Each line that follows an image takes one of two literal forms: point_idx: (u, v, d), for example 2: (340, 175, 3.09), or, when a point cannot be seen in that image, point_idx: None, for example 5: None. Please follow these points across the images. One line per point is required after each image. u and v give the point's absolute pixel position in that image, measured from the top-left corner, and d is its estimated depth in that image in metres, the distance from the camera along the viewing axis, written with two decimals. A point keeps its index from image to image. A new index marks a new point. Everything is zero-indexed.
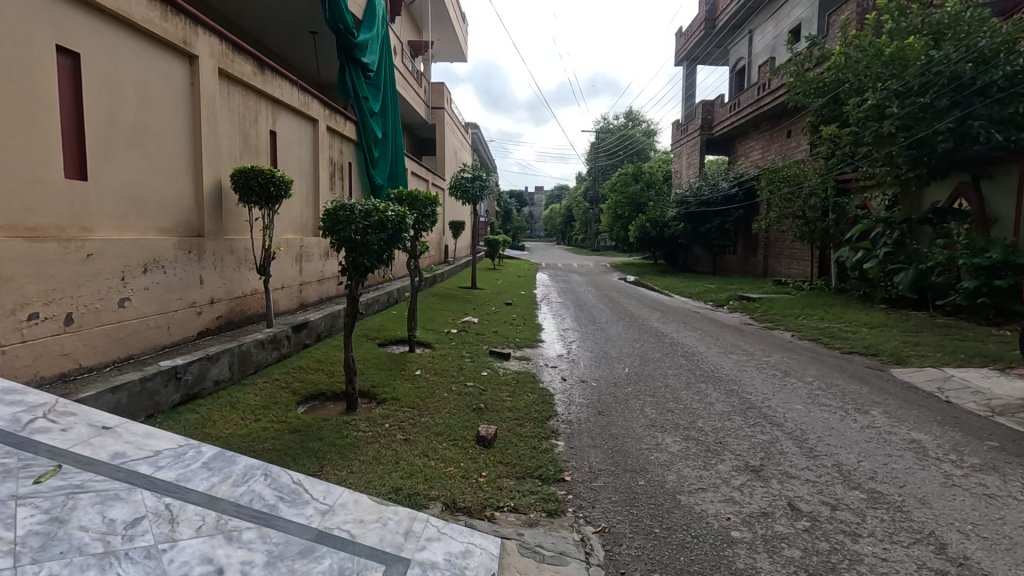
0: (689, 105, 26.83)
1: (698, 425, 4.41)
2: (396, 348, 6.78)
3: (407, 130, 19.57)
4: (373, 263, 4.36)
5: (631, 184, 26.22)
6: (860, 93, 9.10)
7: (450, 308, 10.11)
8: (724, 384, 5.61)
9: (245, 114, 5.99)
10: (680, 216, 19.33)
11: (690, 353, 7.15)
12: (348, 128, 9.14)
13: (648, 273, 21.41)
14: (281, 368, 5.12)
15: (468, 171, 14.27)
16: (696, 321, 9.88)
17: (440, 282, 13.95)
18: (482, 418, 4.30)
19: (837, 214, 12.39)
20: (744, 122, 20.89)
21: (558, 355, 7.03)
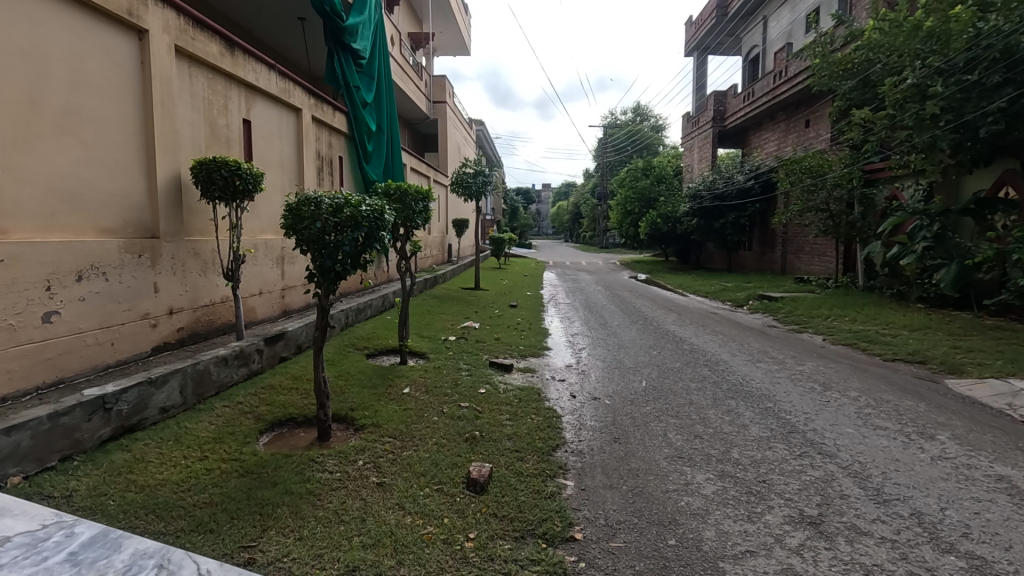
0: (700, 97, 25.93)
1: (734, 457, 3.70)
2: (385, 359, 6.13)
3: (408, 125, 18.88)
4: (345, 266, 3.69)
5: (641, 179, 25.40)
6: (897, 73, 8.29)
7: (449, 312, 9.44)
8: (757, 401, 4.89)
9: (212, 100, 5.33)
10: (692, 211, 18.54)
11: (713, 361, 6.41)
12: (338, 119, 8.49)
13: (659, 270, 20.62)
14: (248, 388, 4.47)
15: (470, 166, 13.57)
16: (715, 324, 9.14)
17: (441, 283, 13.29)
18: (476, 451, 3.62)
19: (864, 206, 11.58)
20: (759, 112, 20.00)
21: (566, 365, 6.33)
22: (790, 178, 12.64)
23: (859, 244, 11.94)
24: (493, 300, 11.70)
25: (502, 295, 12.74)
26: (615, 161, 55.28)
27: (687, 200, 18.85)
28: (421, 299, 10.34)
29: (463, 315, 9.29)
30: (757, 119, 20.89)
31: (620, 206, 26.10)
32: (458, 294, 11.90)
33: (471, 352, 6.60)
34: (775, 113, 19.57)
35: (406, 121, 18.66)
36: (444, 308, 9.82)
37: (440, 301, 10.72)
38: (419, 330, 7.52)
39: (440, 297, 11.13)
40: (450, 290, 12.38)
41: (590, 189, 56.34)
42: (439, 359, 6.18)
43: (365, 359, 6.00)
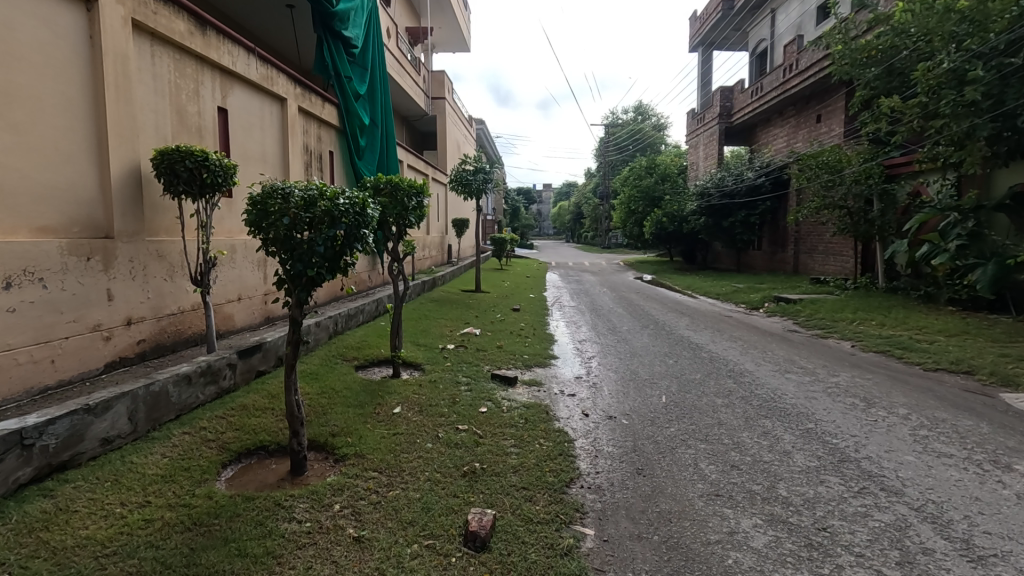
0: (705, 93, 25.32)
1: (781, 495, 3.12)
2: (376, 372, 5.55)
3: (406, 122, 18.31)
4: (322, 270, 3.10)
5: (645, 177, 24.81)
6: (927, 59, 7.72)
7: (448, 317, 8.87)
8: (795, 421, 4.32)
9: (180, 85, 4.76)
10: (700, 210, 17.95)
11: (736, 372, 5.84)
12: (327, 111, 7.92)
13: (665, 271, 20.04)
14: (215, 410, 3.90)
15: (470, 163, 12.98)
16: (731, 328, 8.58)
17: (440, 286, 12.73)
18: (476, 490, 3.05)
19: (885, 203, 10.99)
20: (768, 107, 19.41)
21: (576, 377, 5.75)
22: (806, 174, 12.04)
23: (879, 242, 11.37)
24: (494, 303, 11.13)
25: (504, 297, 12.16)
26: (617, 160, 54.67)
27: (694, 198, 18.27)
28: (419, 304, 9.78)
29: (463, 320, 8.72)
30: (765, 115, 20.28)
31: (624, 205, 25.52)
32: (458, 298, 11.33)
33: (471, 363, 6.03)
34: (785, 108, 18.98)
35: (404, 118, 18.08)
36: (443, 313, 9.25)
37: (438, 304, 10.15)
38: (415, 337, 6.95)
39: (439, 301, 10.56)
40: (450, 293, 11.81)
41: (592, 188, 55.75)
42: (436, 371, 5.62)
43: (355, 371, 5.44)
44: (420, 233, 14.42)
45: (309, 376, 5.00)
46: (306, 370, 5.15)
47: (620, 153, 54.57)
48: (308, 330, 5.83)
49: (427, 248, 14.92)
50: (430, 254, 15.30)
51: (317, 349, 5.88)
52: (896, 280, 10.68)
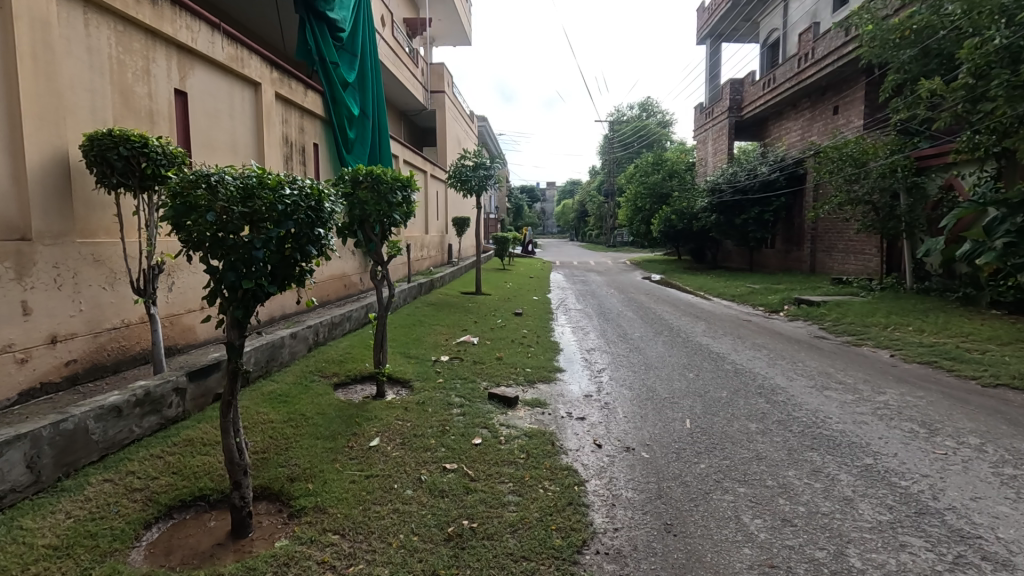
0: (714, 86, 24.53)
1: (855, 567, 2.43)
2: (357, 391, 4.89)
3: (404, 117, 17.63)
4: (263, 280, 2.40)
5: (651, 174, 24.06)
6: (971, 38, 6.98)
7: (443, 323, 8.19)
8: (849, 455, 3.63)
9: (124, 61, 4.09)
10: (711, 206, 17.21)
11: (768, 389, 5.14)
12: (311, 99, 7.24)
13: (674, 271, 19.33)
14: (153, 447, 3.24)
15: (469, 159, 12.29)
16: (751, 334, 7.89)
17: (439, 288, 12.06)
18: (462, 563, 2.38)
19: (914, 198, 10.24)
20: (781, 99, 18.63)
21: (585, 396, 5.07)
22: (827, 167, 11.29)
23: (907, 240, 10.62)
24: (495, 306, 10.47)
25: (506, 300, 11.49)
26: (621, 157, 53.87)
27: (703, 194, 17.56)
28: (414, 308, 9.11)
29: (460, 326, 8.05)
30: (777, 107, 19.51)
31: (630, 203, 24.79)
32: (457, 301, 10.66)
33: (466, 378, 5.35)
34: (799, 100, 18.19)
35: (402, 113, 17.41)
36: (439, 318, 8.59)
37: (435, 308, 9.49)
38: (405, 349, 6.28)
39: (436, 305, 9.88)
40: (448, 296, 11.14)
41: (597, 186, 54.97)
42: (426, 390, 4.95)
43: (333, 391, 4.78)
44: (418, 232, 13.75)
45: (278, 398, 4.34)
46: (276, 391, 4.49)
47: (625, 150, 53.77)
48: (283, 342, 5.16)
49: (425, 248, 14.25)
50: (429, 255, 14.64)
51: (292, 364, 5.22)
52: (927, 282, 9.95)
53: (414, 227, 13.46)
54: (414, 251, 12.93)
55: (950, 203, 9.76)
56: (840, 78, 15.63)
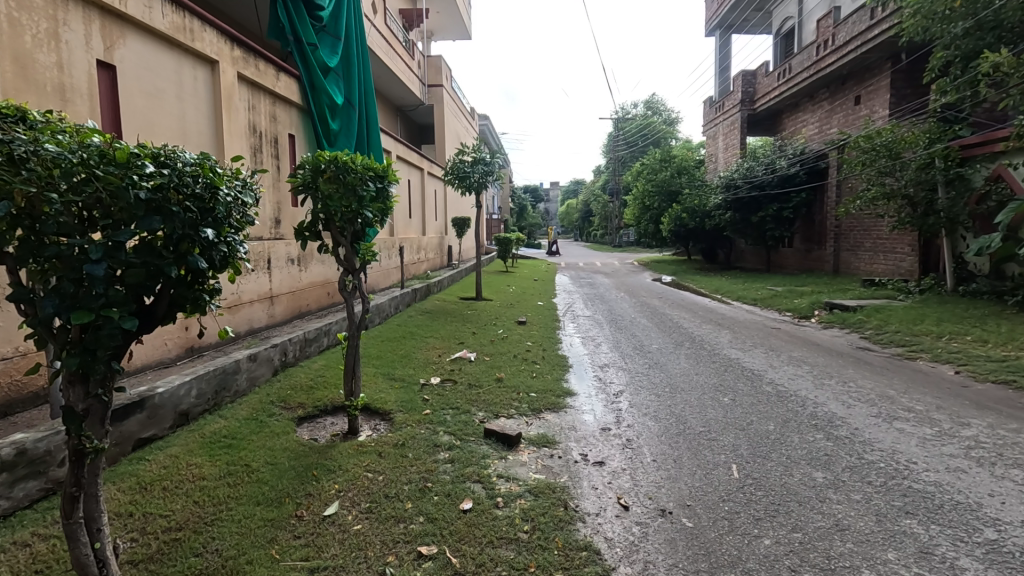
0: (724, 79, 23.58)
1: None
2: (323, 428, 4.02)
3: (400, 113, 16.77)
4: (117, 308, 1.49)
5: (660, 171, 23.11)
6: None
7: (437, 335, 7.34)
8: (960, 523, 2.74)
9: (19, 20, 3.23)
10: (726, 204, 16.30)
11: (823, 420, 4.24)
12: (284, 83, 6.38)
13: (686, 272, 18.43)
14: (21, 529, 2.38)
15: (467, 153, 11.41)
16: (782, 345, 7.01)
17: (436, 294, 11.21)
18: None
19: (957, 191, 9.30)
20: (798, 91, 17.69)
21: (602, 429, 4.19)
22: (857, 159, 10.36)
23: (948, 238, 9.69)
24: (497, 314, 9.62)
25: (508, 306, 10.63)
26: (626, 155, 52.94)
27: (717, 191, 16.64)
28: (406, 318, 8.24)
29: (456, 338, 7.21)
30: (793, 99, 18.56)
31: (638, 201, 23.87)
32: (455, 309, 9.81)
33: (458, 408, 4.47)
34: (816, 90, 17.24)
35: (399, 108, 16.55)
36: (433, 329, 7.75)
37: (430, 317, 8.65)
38: (390, 370, 5.42)
39: (432, 313, 9.02)
40: (445, 303, 10.28)
41: (601, 185, 54.02)
42: (409, 425, 4.07)
43: (294, 428, 3.91)
44: (415, 234, 12.89)
45: (220, 442, 3.47)
46: (220, 432, 3.62)
47: (629, 148, 52.85)
48: (239, 367, 4.30)
49: (423, 250, 13.39)
50: (427, 258, 13.79)
51: (251, 393, 4.35)
52: (973, 284, 9.03)
53: (411, 229, 12.61)
54: (410, 254, 12.08)
55: (999, 196, 8.81)
56: (862, 65, 14.66)
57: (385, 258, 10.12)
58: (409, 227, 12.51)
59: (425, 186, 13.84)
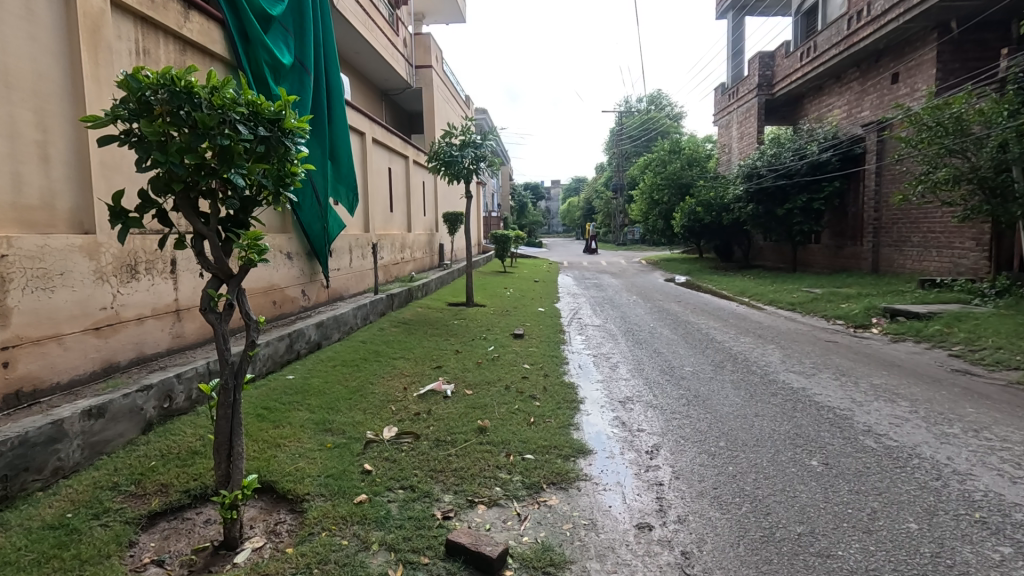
0: (737, 64, 21.96)
1: None
2: (181, 537, 2.44)
3: (385, 97, 15.19)
4: None
5: (670, 162, 21.49)
6: None
7: (408, 355, 5.80)
8: None
9: None
10: (743, 196, 14.69)
11: (993, 513, 2.65)
12: (194, 25, 4.80)
13: (699, 271, 16.87)
14: None
15: (456, 135, 9.76)
16: (851, 366, 5.44)
17: (419, 299, 9.65)
18: None
19: None
20: (823, 71, 16.09)
21: (639, 530, 2.64)
22: (912, 137, 8.78)
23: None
24: (489, 323, 8.08)
25: (503, 314, 9.09)
26: (629, 151, 51.33)
27: (735, 181, 15.03)
28: (374, 332, 6.68)
29: (432, 359, 5.68)
30: (815, 83, 17.00)
31: (645, 195, 22.26)
32: (439, 318, 8.24)
33: (414, 489, 2.91)
34: (844, 71, 15.64)
35: (384, 92, 14.97)
36: (406, 346, 6.21)
37: (406, 330, 7.09)
38: (330, 416, 3.86)
39: (409, 324, 7.48)
40: (427, 310, 8.71)
41: (603, 182, 52.37)
42: (325, 531, 2.50)
43: (130, 542, 2.35)
44: (397, 230, 11.31)
45: None
46: None
47: (633, 143, 51.24)
48: (65, 431, 2.73)
49: (408, 249, 11.84)
50: (413, 257, 12.24)
51: (85, 470, 2.78)
52: None
53: (393, 224, 11.05)
54: (391, 253, 10.52)
55: None
56: (901, 38, 13.06)
57: (357, 257, 8.56)
58: (391, 222, 10.94)
59: (410, 177, 12.26)
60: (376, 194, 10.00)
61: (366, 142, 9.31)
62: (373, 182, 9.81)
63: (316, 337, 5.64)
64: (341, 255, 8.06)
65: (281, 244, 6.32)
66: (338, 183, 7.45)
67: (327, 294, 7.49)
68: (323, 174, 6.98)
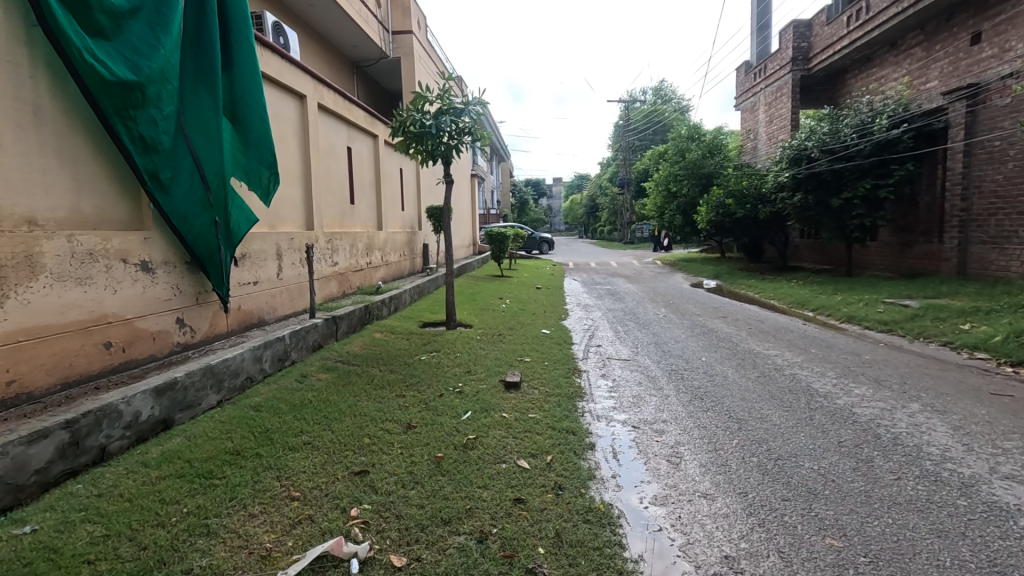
0: (763, 38, 19.47)
1: None
2: None
3: (356, 69, 12.72)
4: None
5: (688, 150, 19.03)
6: None
7: (322, 437, 3.42)
8: None
9: None
10: (785, 185, 12.25)
11: None
12: None
13: (730, 274, 14.43)
14: None
15: (430, 100, 7.16)
16: None
17: (383, 319, 7.25)
18: None
19: None
20: (877, 37, 13.62)
21: None
22: None
23: None
24: (473, 356, 5.72)
25: (493, 339, 6.70)
26: (636, 143, 48.81)
27: (776, 167, 12.63)
28: (288, 386, 4.30)
29: (360, 448, 3.31)
30: (862, 53, 14.56)
31: (661, 187, 19.83)
32: (401, 349, 5.87)
33: None
34: (902, 35, 13.18)
35: (355, 63, 12.55)
36: (328, 413, 3.85)
37: (342, 378, 4.70)
38: None
39: (352, 365, 5.10)
40: (387, 338, 6.32)
41: (607, 177, 49.98)
42: None
43: None
44: (362, 228, 8.94)
45: None
46: None
47: (639, 136, 48.70)
48: None
49: (377, 252, 9.43)
50: (385, 261, 9.88)
51: None
52: None
53: (356, 221, 8.67)
54: (349, 258, 8.13)
55: None
56: None
57: (288, 265, 6.16)
58: (353, 218, 8.57)
59: (382, 162, 9.89)
60: (327, 180, 7.63)
61: (309, 109, 6.94)
62: (323, 164, 7.45)
63: (159, 411, 3.27)
64: (260, 262, 5.68)
65: (129, 248, 3.93)
66: (244, 158, 5.04)
67: (231, 322, 5.10)
68: (211, 140, 4.60)
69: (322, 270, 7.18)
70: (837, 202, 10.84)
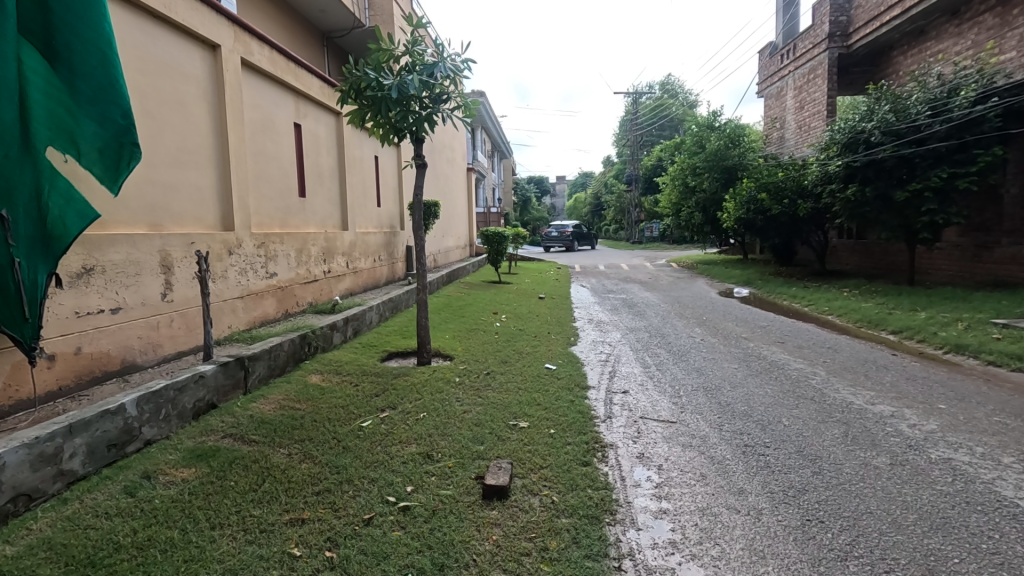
0: (791, 16, 17.54)
1: None
2: None
3: (327, 42, 10.83)
4: None
5: (708, 140, 17.15)
6: None
7: None
8: None
9: None
10: (833, 176, 10.35)
11: None
12: None
13: (762, 280, 12.51)
14: None
15: (393, 54, 5.26)
16: None
17: (329, 351, 5.40)
18: None
19: None
20: (936, 4, 11.69)
21: None
22: None
23: None
24: (441, 421, 3.82)
25: (476, 381, 4.83)
26: (643, 139, 46.80)
27: (822, 154, 10.75)
28: (96, 510, 2.43)
29: None
30: (914, 25, 12.61)
31: (677, 182, 17.97)
32: (336, 408, 3.96)
33: None
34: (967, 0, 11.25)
35: (326, 34, 10.69)
36: None
37: (213, 479, 2.81)
38: None
39: (244, 447, 3.22)
40: (324, 386, 4.42)
41: (613, 174, 48.05)
42: None
43: None
44: (318, 228, 7.10)
45: None
46: None
47: (646, 131, 46.68)
48: None
49: (339, 257, 7.58)
50: (351, 268, 8.05)
51: None
52: None
53: (309, 219, 6.84)
54: (294, 267, 6.28)
55: None
56: None
57: (180, 282, 4.33)
58: (304, 215, 6.73)
59: (349, 147, 8.02)
60: (264, 165, 5.79)
61: (229, 66, 5.08)
62: (256, 144, 5.60)
63: None
64: (127, 280, 3.83)
65: None
66: (72, 115, 3.12)
67: (56, 376, 3.28)
68: None
69: (248, 285, 5.33)
70: (902, 195, 8.95)
